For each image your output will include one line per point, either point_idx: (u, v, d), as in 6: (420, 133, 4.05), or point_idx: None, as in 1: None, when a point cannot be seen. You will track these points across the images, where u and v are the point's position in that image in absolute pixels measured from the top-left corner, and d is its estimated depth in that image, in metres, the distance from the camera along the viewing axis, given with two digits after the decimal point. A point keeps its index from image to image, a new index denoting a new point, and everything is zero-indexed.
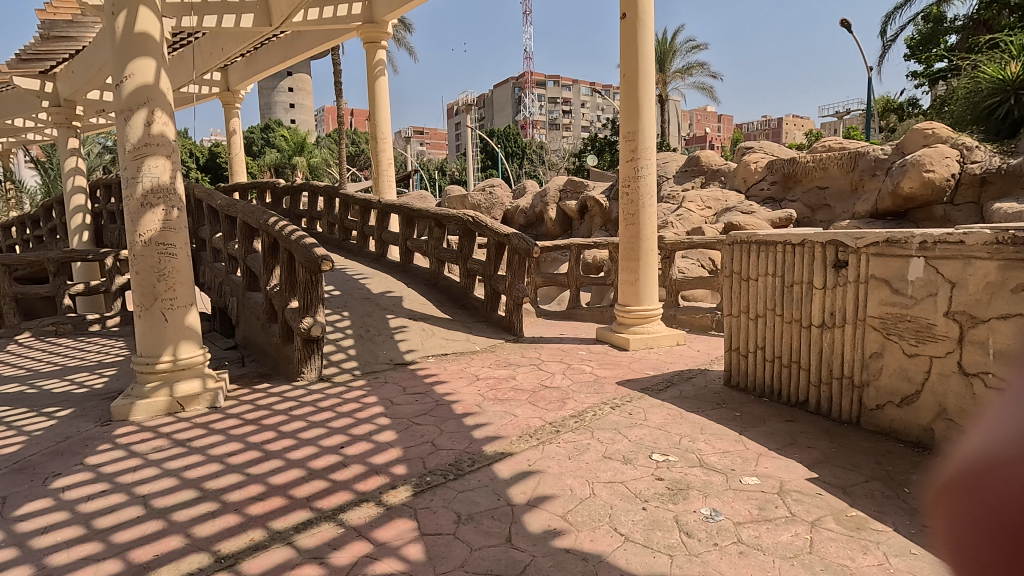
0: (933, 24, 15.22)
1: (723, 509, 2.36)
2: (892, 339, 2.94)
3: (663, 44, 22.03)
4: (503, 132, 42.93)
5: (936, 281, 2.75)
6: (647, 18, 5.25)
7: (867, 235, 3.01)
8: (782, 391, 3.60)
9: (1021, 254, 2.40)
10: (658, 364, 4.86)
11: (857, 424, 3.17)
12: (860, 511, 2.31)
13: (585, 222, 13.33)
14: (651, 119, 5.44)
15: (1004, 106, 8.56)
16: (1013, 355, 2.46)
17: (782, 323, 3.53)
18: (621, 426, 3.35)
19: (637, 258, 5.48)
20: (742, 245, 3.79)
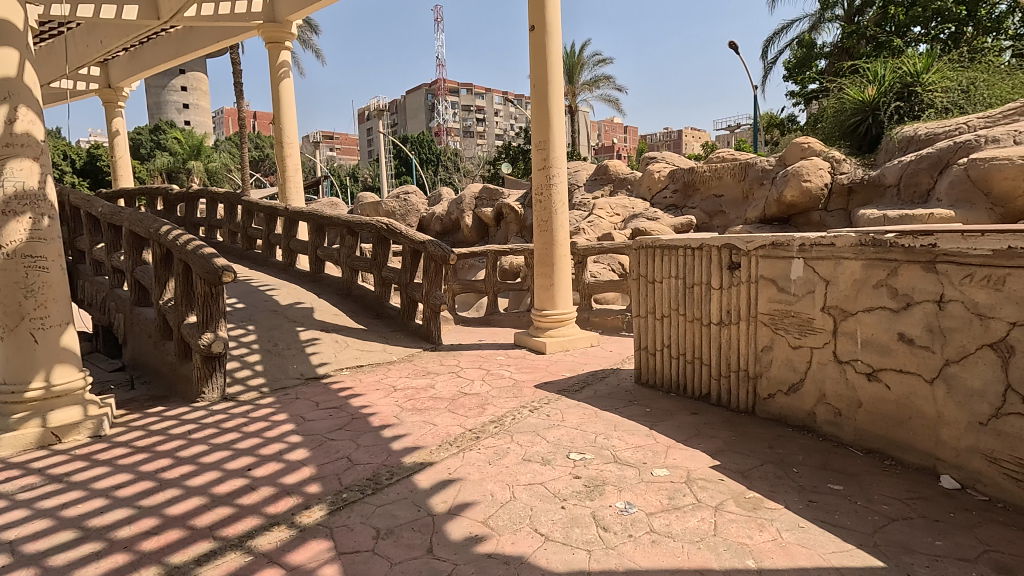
0: (806, 49, 16.94)
1: (636, 501, 2.47)
2: (779, 333, 3.23)
3: (571, 57, 22.86)
4: (417, 139, 42.44)
5: (813, 280, 3.03)
6: (555, 30, 5.42)
7: (755, 239, 3.30)
8: (687, 385, 3.85)
9: (879, 254, 2.70)
10: (573, 366, 5.01)
11: (753, 413, 3.45)
12: (757, 493, 2.52)
13: (501, 229, 13.53)
14: (561, 129, 5.61)
15: (864, 124, 9.71)
16: (877, 344, 2.74)
17: (685, 322, 3.79)
18: (539, 428, 3.42)
19: (552, 263, 5.63)
20: (648, 250, 4.02)
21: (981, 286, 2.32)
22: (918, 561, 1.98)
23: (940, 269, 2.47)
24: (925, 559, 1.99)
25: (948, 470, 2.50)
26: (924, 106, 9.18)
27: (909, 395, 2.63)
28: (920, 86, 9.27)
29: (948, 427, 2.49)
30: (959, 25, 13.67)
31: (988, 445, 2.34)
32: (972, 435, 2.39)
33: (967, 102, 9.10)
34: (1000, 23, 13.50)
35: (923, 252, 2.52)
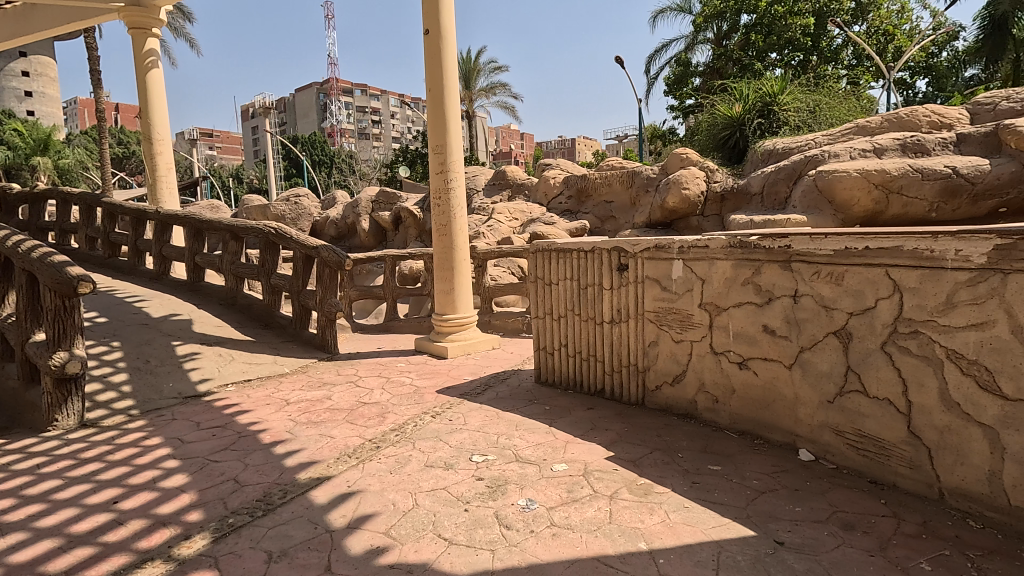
0: (683, 68, 18.41)
1: (538, 497, 2.54)
2: (664, 329, 3.48)
3: (467, 62, 22.99)
4: (308, 139, 40.41)
5: (691, 279, 3.30)
6: (449, 34, 5.42)
7: (640, 242, 3.54)
8: (584, 382, 4.03)
9: (745, 254, 3.00)
10: (475, 369, 5.04)
11: (643, 404, 3.69)
12: (647, 479, 2.69)
13: (400, 233, 13.27)
14: (458, 134, 5.63)
15: (733, 137, 10.76)
16: (745, 335, 3.05)
17: (580, 321, 3.98)
18: (441, 433, 3.40)
19: (451, 267, 5.63)
20: (544, 253, 4.17)
21: (826, 282, 2.65)
22: (782, 527, 2.23)
23: (795, 267, 2.79)
24: (787, 524, 2.24)
25: (805, 444, 2.83)
26: (781, 123, 10.35)
27: (773, 380, 2.94)
28: (777, 105, 10.42)
29: (804, 406, 2.82)
30: (805, 54, 15.63)
31: (835, 420, 2.68)
32: (823, 412, 2.73)
33: (814, 121, 10.40)
34: (835, 53, 15.76)
35: (781, 253, 2.83)
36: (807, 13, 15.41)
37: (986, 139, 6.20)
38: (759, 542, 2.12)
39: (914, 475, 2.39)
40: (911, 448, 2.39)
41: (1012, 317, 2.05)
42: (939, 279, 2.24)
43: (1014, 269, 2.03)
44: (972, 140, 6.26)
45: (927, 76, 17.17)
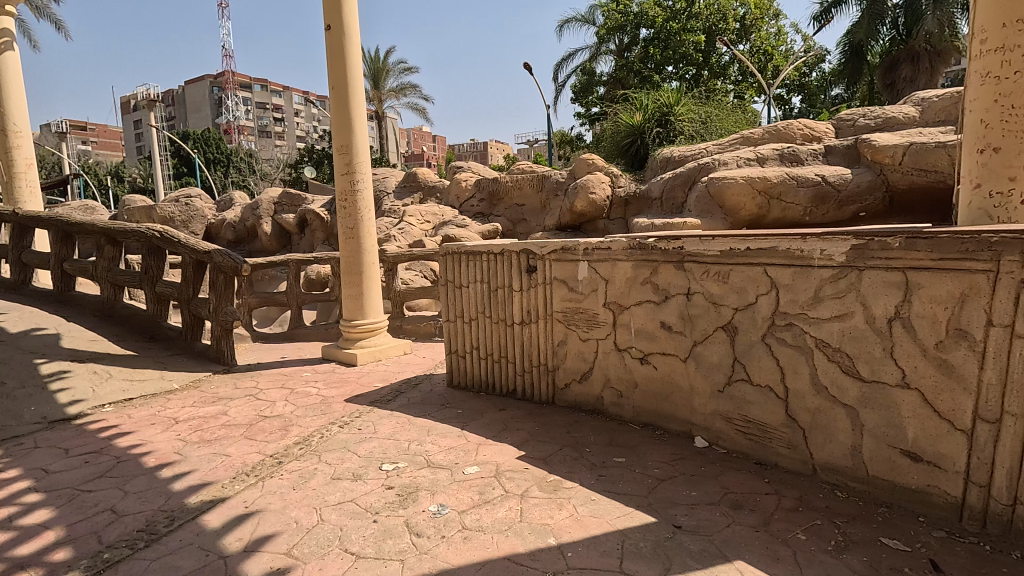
0: (588, 77, 19.15)
1: (449, 502, 2.52)
2: (571, 328, 3.59)
3: (376, 62, 22.44)
4: (201, 135, 37.51)
5: (596, 280, 3.42)
6: (353, 32, 5.26)
7: (548, 244, 3.62)
8: (497, 383, 4.08)
9: (644, 256, 3.16)
10: (386, 375, 4.91)
11: (553, 402, 3.79)
12: (557, 475, 2.76)
13: (306, 237, 12.67)
14: (364, 134, 5.47)
15: (635, 145, 11.36)
16: (646, 332, 3.21)
17: (491, 324, 4.02)
18: (349, 443, 3.27)
19: (360, 272, 5.45)
20: (454, 255, 4.17)
21: (715, 280, 2.86)
22: (680, 511, 2.37)
23: (688, 267, 2.97)
24: (685, 508, 2.38)
25: (700, 432, 3.03)
26: (677, 132, 11.03)
27: (671, 373, 3.12)
28: (674, 115, 11.09)
29: (698, 396, 3.02)
30: (697, 68, 16.82)
31: (725, 408, 2.89)
32: (715, 401, 2.94)
33: (706, 131, 11.16)
34: (723, 69, 17.05)
35: (675, 254, 3.01)
36: (698, 31, 16.54)
37: (848, 150, 6.94)
38: (659, 527, 2.24)
39: (791, 453, 2.63)
40: (788, 430, 2.63)
41: (867, 309, 2.32)
42: (808, 276, 2.49)
43: (868, 267, 2.30)
44: (837, 151, 6.99)
45: (801, 93, 19.05)
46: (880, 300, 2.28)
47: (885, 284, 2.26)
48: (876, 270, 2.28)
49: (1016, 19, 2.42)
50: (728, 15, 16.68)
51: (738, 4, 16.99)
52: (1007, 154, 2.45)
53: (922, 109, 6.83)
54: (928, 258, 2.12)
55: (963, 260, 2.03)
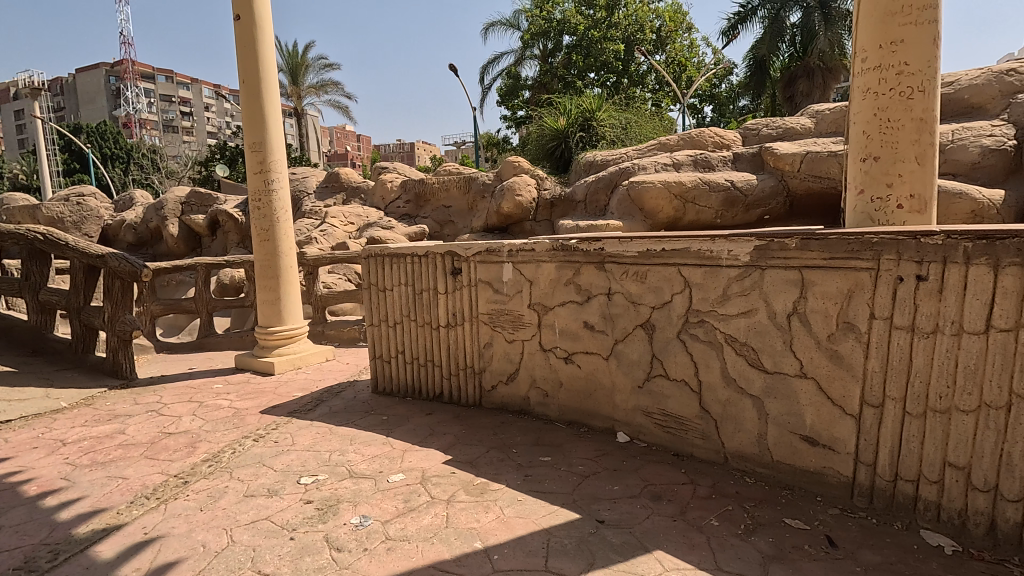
0: (514, 80, 19.34)
1: (372, 512, 2.44)
2: (497, 330, 3.60)
3: (294, 56, 21.51)
4: (96, 129, 34.30)
5: (520, 281, 3.45)
6: (265, 24, 5.00)
7: (472, 246, 3.61)
8: (423, 387, 4.02)
9: (566, 257, 3.22)
10: (306, 384, 4.70)
11: (480, 404, 3.78)
12: (483, 478, 2.74)
13: (218, 239, 11.91)
14: (279, 131, 5.21)
15: (560, 148, 11.61)
16: (569, 332, 3.27)
17: (417, 327, 3.95)
18: (265, 458, 3.10)
19: (276, 276, 5.18)
20: (377, 258, 4.06)
21: (633, 280, 2.96)
22: (603, 506, 2.43)
23: (608, 268, 3.06)
24: (608, 503, 2.44)
25: (622, 427, 3.13)
26: (599, 137, 11.37)
27: (594, 371, 3.20)
28: (596, 120, 11.43)
29: (620, 393, 3.11)
30: (618, 76, 17.44)
31: (645, 403, 3.00)
32: (635, 397, 3.04)
33: (626, 137, 11.56)
34: (642, 78, 17.80)
35: (596, 255, 3.09)
36: (618, 40, 17.16)
37: (753, 158, 7.42)
38: (583, 523, 2.28)
39: (705, 444, 2.77)
40: (702, 421, 2.77)
41: (769, 305, 2.48)
42: (717, 275, 2.63)
43: (770, 266, 2.46)
44: (744, 158, 7.47)
45: (712, 103, 20.27)
46: (780, 297, 2.44)
47: (784, 282, 2.42)
48: (776, 269, 2.44)
49: (891, 41, 2.68)
50: (645, 26, 17.40)
51: (654, 16, 17.82)
52: (885, 163, 2.72)
53: (817, 121, 7.44)
54: (821, 258, 2.30)
55: (850, 258, 2.22)
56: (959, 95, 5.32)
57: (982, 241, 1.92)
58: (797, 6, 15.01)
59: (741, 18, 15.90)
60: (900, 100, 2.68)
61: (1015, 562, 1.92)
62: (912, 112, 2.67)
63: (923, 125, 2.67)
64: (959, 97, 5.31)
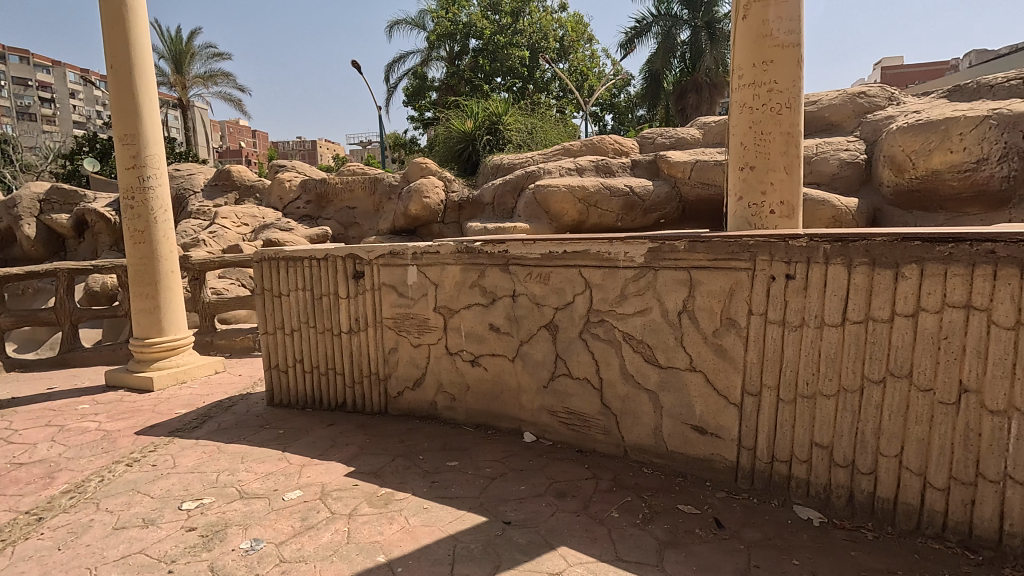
0: (420, 81, 19.08)
1: (265, 535, 2.27)
2: (402, 335, 3.51)
3: (178, 43, 19.77)
4: None
5: (425, 284, 3.39)
6: (138, 4, 4.53)
7: (374, 248, 3.49)
8: (324, 397, 3.83)
9: (471, 259, 3.21)
10: (191, 399, 4.30)
11: (386, 412, 3.67)
12: (388, 488, 2.65)
13: (87, 241, 10.65)
14: (156, 123, 4.74)
15: (467, 151, 11.61)
16: (475, 335, 3.26)
17: (316, 334, 3.76)
18: (140, 484, 2.79)
19: (155, 283, 4.71)
20: (271, 262, 3.82)
21: (537, 281, 3.00)
22: (510, 507, 2.44)
23: (512, 270, 3.08)
24: (514, 504, 2.46)
25: (529, 427, 3.16)
26: (505, 141, 11.49)
27: (500, 373, 3.21)
28: (502, 124, 11.55)
29: (526, 393, 3.15)
30: (523, 82, 17.77)
31: (550, 402, 3.06)
32: (541, 397, 3.09)
33: (532, 141, 11.75)
34: (546, 84, 18.26)
35: (500, 256, 3.10)
36: (522, 47, 17.48)
37: (650, 165, 7.79)
38: (490, 526, 2.27)
39: (607, 438, 2.87)
40: (604, 417, 2.87)
41: (661, 304, 2.62)
42: (615, 276, 2.74)
43: (662, 266, 2.60)
44: (642, 165, 7.82)
45: (612, 112, 21.26)
46: (672, 296, 2.59)
47: (675, 282, 2.57)
48: (668, 269, 2.59)
49: (762, 60, 2.95)
50: (548, 34, 17.96)
51: (557, 26, 18.37)
52: (760, 172, 2.97)
53: (704, 132, 8.03)
54: (706, 259, 2.47)
55: (731, 259, 2.41)
56: (822, 113, 5.95)
57: (838, 243, 2.15)
58: (685, 24, 16.13)
59: (637, 33, 16.82)
60: (770, 115, 2.95)
61: (869, 528, 2.16)
62: (781, 126, 2.95)
63: (790, 138, 2.95)
64: (821, 114, 5.93)
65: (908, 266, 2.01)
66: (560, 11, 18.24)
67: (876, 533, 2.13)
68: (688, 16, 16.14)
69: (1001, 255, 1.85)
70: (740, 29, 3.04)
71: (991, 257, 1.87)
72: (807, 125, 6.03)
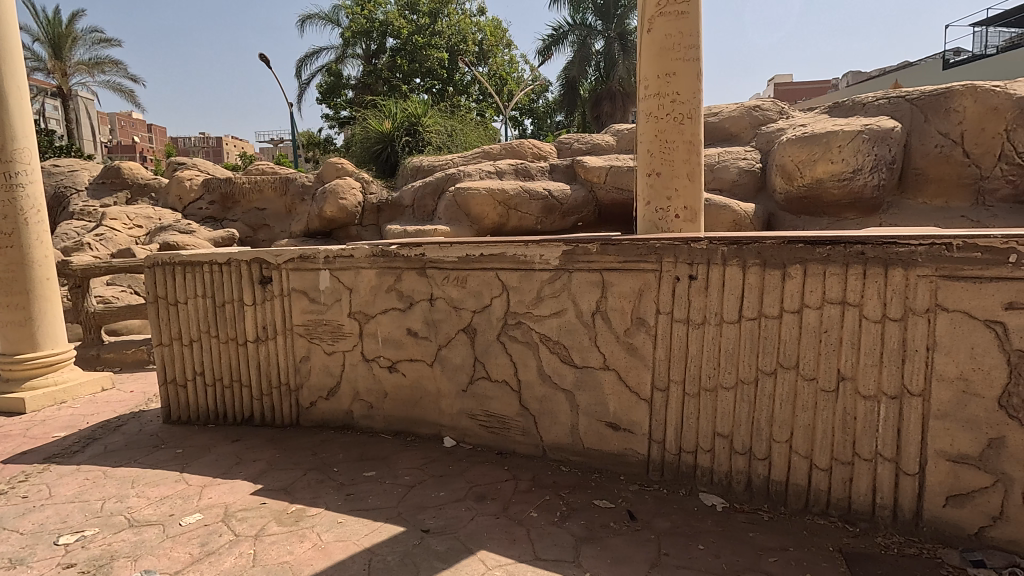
0: (335, 78, 18.39)
1: (158, 565, 2.09)
2: (314, 342, 3.36)
3: (56, 25, 17.80)
4: None
5: (338, 289, 3.26)
6: None
7: (283, 252, 3.32)
8: (228, 411, 3.59)
9: (387, 263, 3.13)
10: (73, 421, 3.88)
11: (298, 424, 3.50)
12: (299, 504, 2.52)
13: None
14: (25, 114, 4.23)
15: (385, 152, 11.34)
16: (392, 340, 3.18)
17: (219, 344, 3.52)
18: (7, 519, 2.48)
19: (28, 292, 4.20)
20: (166, 267, 3.53)
21: (454, 285, 2.98)
22: (429, 514, 2.39)
23: (429, 273, 3.04)
24: (433, 511, 2.42)
25: (448, 432, 3.13)
26: (425, 143, 11.34)
27: (418, 378, 3.16)
28: (421, 126, 11.39)
29: (445, 398, 3.11)
30: (443, 84, 17.65)
31: (469, 406, 3.04)
32: (460, 401, 3.06)
33: (452, 144, 11.67)
34: (466, 87, 18.24)
35: (417, 260, 3.05)
36: (441, 48, 17.35)
37: (567, 170, 7.93)
38: (407, 536, 2.23)
39: (526, 439, 2.90)
40: (522, 418, 2.90)
41: (576, 305, 2.69)
42: (532, 278, 2.78)
43: (576, 269, 2.67)
44: (560, 170, 7.97)
45: (531, 117, 21.62)
46: (585, 297, 2.66)
47: (589, 283, 2.65)
48: (581, 272, 2.66)
49: (666, 72, 3.10)
50: (467, 37, 17.95)
51: (476, 29, 18.41)
52: (665, 178, 3.13)
53: (618, 139, 8.35)
54: (616, 261, 2.56)
55: (639, 262, 2.51)
56: (722, 124, 6.37)
57: (734, 246, 2.31)
58: (600, 35, 16.73)
59: (554, 40, 17.22)
60: (674, 125, 3.11)
61: (765, 510, 2.33)
62: (683, 135, 3.12)
63: (692, 147, 3.13)
64: (722, 126, 6.36)
65: (793, 267, 2.20)
66: (479, 15, 18.31)
67: (771, 514, 2.30)
68: (601, 27, 16.76)
69: (870, 255, 2.06)
70: (645, 42, 3.19)
71: (862, 258, 2.07)
72: (710, 134, 6.43)
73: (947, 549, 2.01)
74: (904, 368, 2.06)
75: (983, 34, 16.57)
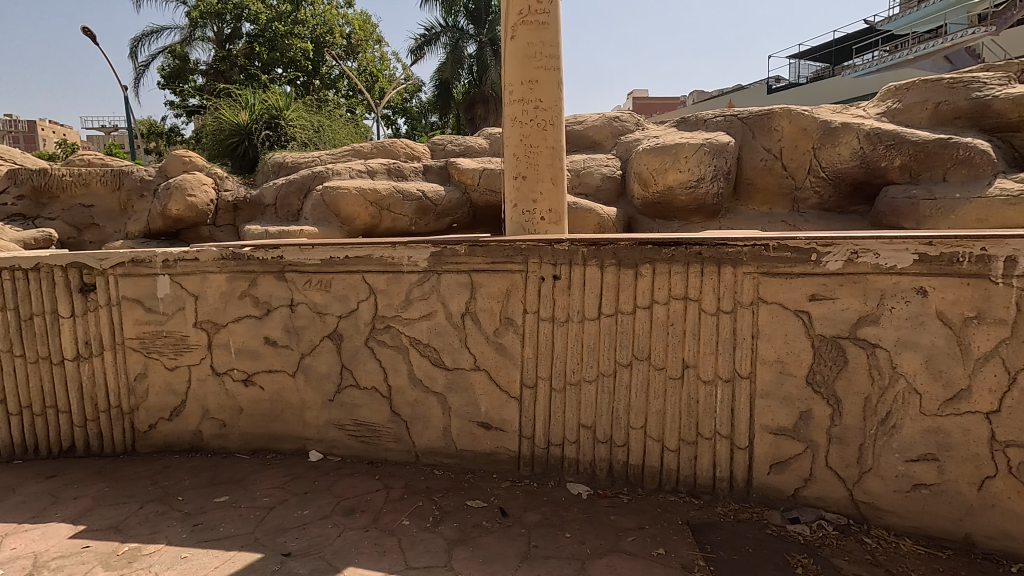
0: (180, 62, 16.46)
1: None
2: (152, 357, 2.97)
3: None
4: None
5: (181, 297, 2.92)
6: None
7: (111, 255, 2.89)
8: (41, 443, 3.06)
9: (239, 267, 2.86)
10: None
11: (133, 451, 3.08)
12: (133, 543, 2.21)
13: None
14: None
15: (242, 146, 10.39)
16: (247, 350, 2.92)
17: (27, 365, 2.98)
18: None
19: None
20: None
21: (317, 289, 2.81)
22: (291, 536, 2.23)
23: (289, 277, 2.84)
24: (296, 532, 2.26)
25: (314, 446, 2.95)
26: (289, 138, 10.59)
27: (279, 390, 2.93)
28: (283, 120, 10.62)
29: (310, 410, 2.92)
30: (308, 76, 16.63)
31: (336, 416, 2.89)
32: (327, 411, 2.90)
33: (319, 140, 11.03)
34: (334, 81, 17.38)
35: (274, 263, 2.82)
36: (305, 38, 16.35)
37: (441, 171, 7.89)
38: (266, 562, 2.05)
39: (397, 446, 2.83)
40: (394, 424, 2.82)
41: (445, 306, 2.67)
42: (400, 281, 2.71)
43: (445, 270, 2.65)
44: (433, 171, 7.90)
45: (404, 116, 21.22)
46: (455, 298, 2.66)
47: (457, 285, 2.64)
48: (450, 273, 2.64)
49: (529, 79, 3.21)
50: (335, 29, 17.13)
51: (343, 22, 17.63)
52: (530, 181, 3.25)
53: (490, 142, 8.47)
54: (484, 262, 2.59)
55: (506, 263, 2.56)
56: (587, 132, 6.75)
57: (592, 247, 2.45)
58: (472, 38, 16.91)
59: (426, 40, 17.07)
60: (537, 130, 3.23)
61: (624, 492, 2.50)
62: (547, 141, 3.24)
63: (555, 152, 3.26)
64: (586, 133, 6.72)
65: (643, 266, 2.38)
66: (347, 7, 17.53)
67: (629, 496, 2.47)
68: (473, 31, 16.96)
69: (706, 255, 2.30)
70: (509, 48, 3.26)
71: (699, 257, 2.31)
72: (576, 141, 6.77)
73: (771, 510, 2.31)
74: (735, 355, 2.33)
75: (797, 65, 19.39)
